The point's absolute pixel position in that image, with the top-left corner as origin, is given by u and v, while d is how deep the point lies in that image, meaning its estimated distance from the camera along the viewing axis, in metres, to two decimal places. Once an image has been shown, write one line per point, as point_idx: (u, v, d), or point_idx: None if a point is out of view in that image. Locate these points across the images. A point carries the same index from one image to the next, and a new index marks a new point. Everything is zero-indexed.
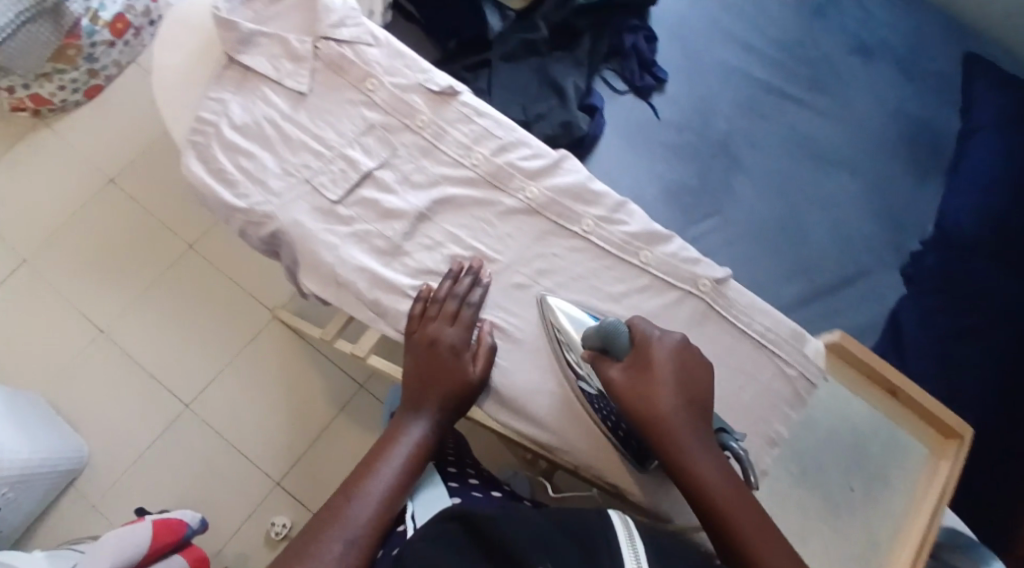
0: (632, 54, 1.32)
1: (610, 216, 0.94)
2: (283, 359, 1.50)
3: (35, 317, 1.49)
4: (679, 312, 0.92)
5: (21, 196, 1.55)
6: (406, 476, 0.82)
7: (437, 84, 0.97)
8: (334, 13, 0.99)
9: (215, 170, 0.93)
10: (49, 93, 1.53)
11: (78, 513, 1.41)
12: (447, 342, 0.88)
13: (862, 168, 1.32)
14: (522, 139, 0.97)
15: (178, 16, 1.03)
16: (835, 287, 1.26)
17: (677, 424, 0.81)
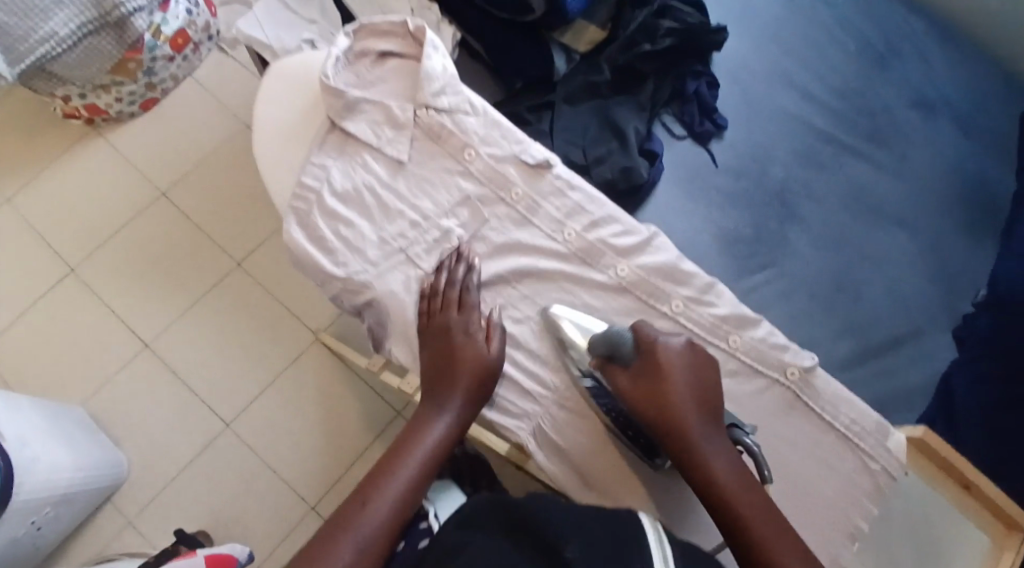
0: (693, 99, 1.31)
1: (700, 297, 0.91)
2: (323, 385, 1.48)
3: (81, 327, 1.51)
4: (765, 400, 0.88)
5: (78, 209, 1.59)
6: (423, 471, 0.84)
7: (533, 156, 0.97)
8: (436, 80, 0.99)
9: (315, 238, 0.96)
10: (105, 104, 1.58)
11: (113, 527, 1.40)
12: (457, 328, 0.89)
13: (919, 224, 1.28)
14: (616, 214, 0.95)
15: (280, 74, 1.07)
16: (888, 346, 1.23)
17: (691, 426, 0.82)
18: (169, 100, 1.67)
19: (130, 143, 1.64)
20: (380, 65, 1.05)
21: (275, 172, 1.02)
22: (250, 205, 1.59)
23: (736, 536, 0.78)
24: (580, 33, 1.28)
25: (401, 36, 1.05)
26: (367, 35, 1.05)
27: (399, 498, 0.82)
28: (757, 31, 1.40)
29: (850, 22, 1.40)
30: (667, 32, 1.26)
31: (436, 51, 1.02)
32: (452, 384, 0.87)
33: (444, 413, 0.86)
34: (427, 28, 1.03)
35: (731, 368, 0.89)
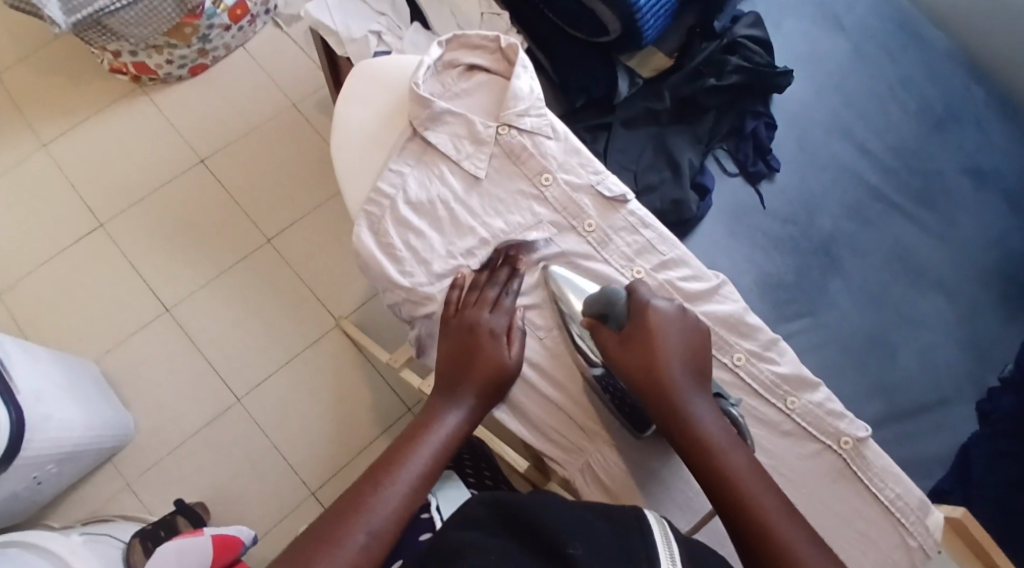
0: (750, 138, 1.30)
1: (762, 352, 0.93)
2: (339, 372, 1.47)
3: (103, 282, 1.50)
4: (815, 464, 0.90)
5: (116, 165, 1.59)
6: (438, 459, 0.83)
7: (610, 189, 0.98)
8: (522, 101, 1.00)
9: (384, 245, 0.96)
10: (155, 64, 1.59)
11: (111, 488, 1.39)
12: (486, 326, 0.89)
13: (956, 289, 1.25)
14: (685, 257, 0.96)
15: (369, 70, 1.07)
16: (914, 409, 1.19)
17: (676, 384, 0.82)
18: (219, 67, 1.67)
19: (173, 104, 1.64)
20: (466, 78, 1.06)
21: (344, 162, 1.03)
22: (288, 182, 1.58)
23: (716, 495, 0.77)
24: (646, 60, 1.31)
25: (490, 52, 1.05)
26: (457, 46, 1.05)
27: (410, 485, 0.80)
28: (820, 77, 1.40)
29: (913, 77, 1.39)
30: (734, 69, 1.28)
31: (526, 71, 1.02)
32: (471, 377, 0.87)
33: (458, 407, 0.86)
34: (520, 48, 1.03)
35: (785, 429, 0.91)
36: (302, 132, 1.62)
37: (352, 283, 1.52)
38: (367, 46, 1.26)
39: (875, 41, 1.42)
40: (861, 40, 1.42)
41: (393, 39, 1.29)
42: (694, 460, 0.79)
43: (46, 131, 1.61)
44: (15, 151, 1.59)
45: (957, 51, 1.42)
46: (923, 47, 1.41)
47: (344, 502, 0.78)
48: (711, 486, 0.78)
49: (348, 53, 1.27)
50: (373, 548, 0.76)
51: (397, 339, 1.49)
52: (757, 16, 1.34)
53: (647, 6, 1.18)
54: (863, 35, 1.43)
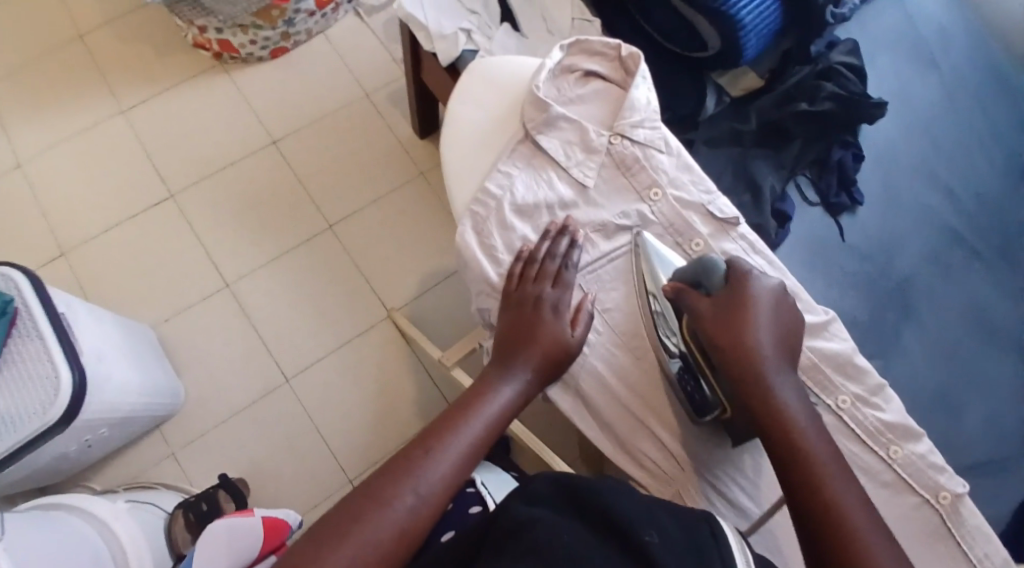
0: (835, 169, 1.25)
1: (868, 397, 0.92)
2: (393, 366, 1.46)
3: (167, 251, 1.51)
4: (914, 518, 0.89)
5: (191, 136, 1.60)
6: (491, 430, 0.81)
7: (722, 211, 0.96)
8: (638, 111, 0.99)
9: (485, 245, 0.94)
10: (239, 43, 1.59)
11: (156, 453, 1.39)
12: (547, 300, 0.88)
13: None
14: (795, 289, 0.95)
15: (492, 65, 1.08)
16: (982, 466, 1.11)
17: (768, 359, 0.79)
18: (298, 52, 1.67)
19: (251, 82, 1.64)
20: (583, 84, 1.05)
21: (451, 157, 1.02)
22: (356, 170, 1.58)
23: (791, 476, 0.75)
24: (737, 79, 1.32)
25: (610, 60, 1.04)
26: (577, 52, 1.04)
27: (463, 452, 0.78)
28: (914, 115, 1.34)
29: (1005, 129, 1.34)
30: (829, 96, 1.25)
31: (644, 81, 1.01)
32: (528, 350, 0.85)
33: (514, 380, 0.84)
34: (641, 58, 1.02)
35: (884, 479, 0.90)
36: (374, 124, 1.62)
37: (412, 277, 1.52)
38: (456, 43, 1.25)
39: (969, 88, 1.37)
40: (955, 85, 1.37)
41: (482, 39, 1.27)
42: (774, 437, 0.77)
43: (126, 97, 1.62)
44: (94, 113, 1.61)
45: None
46: (1013, 98, 1.38)
47: (396, 460, 0.77)
48: (788, 465, 0.75)
49: (436, 49, 1.26)
50: (421, 509, 0.74)
51: (448, 339, 1.48)
52: (855, 45, 1.31)
53: (751, 24, 1.18)
54: (958, 83, 1.37)
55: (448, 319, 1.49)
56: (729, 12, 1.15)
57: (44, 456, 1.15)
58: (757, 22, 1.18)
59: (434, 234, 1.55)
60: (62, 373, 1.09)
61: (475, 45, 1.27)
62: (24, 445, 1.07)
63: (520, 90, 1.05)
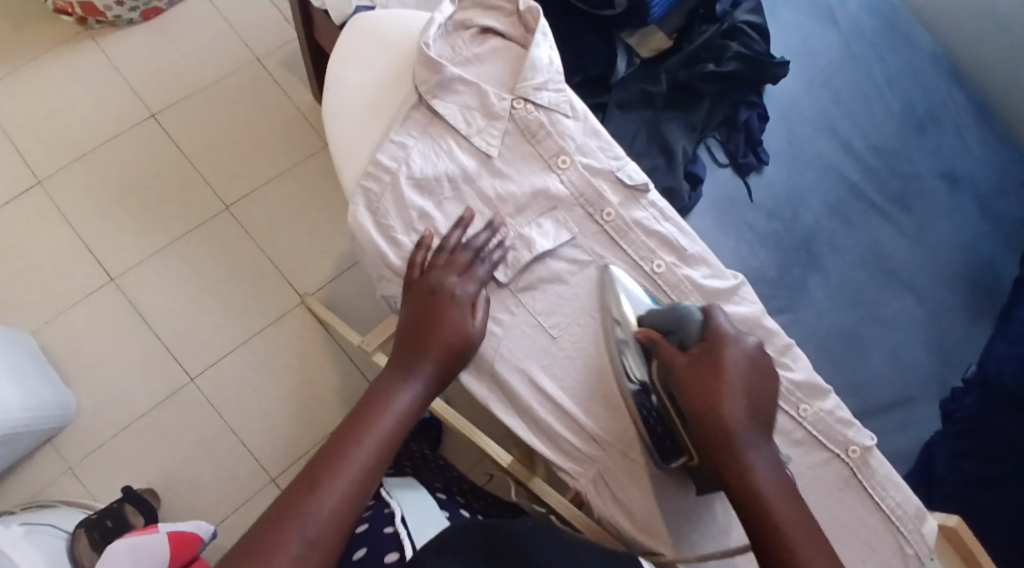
0: (741, 130, 1.24)
1: (777, 358, 0.90)
2: (301, 351, 1.39)
3: (43, 247, 1.38)
4: (823, 473, 0.89)
5: (59, 118, 1.46)
6: (384, 449, 0.78)
7: (630, 178, 0.92)
8: (540, 73, 0.93)
9: (382, 225, 0.89)
10: (104, 5, 1.46)
11: (49, 472, 1.28)
12: (450, 292, 0.84)
13: (927, 291, 1.20)
14: (705, 254, 0.93)
15: (373, 22, 1.00)
16: (888, 407, 1.14)
17: (741, 426, 0.76)
18: (174, 13, 1.56)
19: (123, 52, 1.51)
20: (479, 42, 0.98)
21: (336, 131, 0.95)
22: (250, 144, 1.49)
23: (765, 547, 0.73)
24: (646, 39, 1.26)
25: (508, 14, 0.99)
26: (471, 8, 0.99)
27: (355, 479, 0.76)
28: (814, 68, 1.32)
29: (898, 78, 1.34)
30: (734, 57, 1.22)
31: (545, 40, 0.95)
32: (428, 349, 0.82)
33: (413, 384, 0.82)
34: (540, 14, 0.96)
35: (796, 438, 0.89)
36: (267, 91, 1.52)
37: (317, 256, 1.44)
38: None
39: (868, 37, 1.36)
40: (852, 36, 1.36)
41: None
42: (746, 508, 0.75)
43: None
44: None
45: (937, 51, 1.40)
46: (904, 44, 1.38)
47: (286, 500, 0.74)
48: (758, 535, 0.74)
49: (326, 4, 1.17)
50: (309, 558, 0.71)
51: (365, 318, 1.42)
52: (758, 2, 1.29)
53: None
54: (855, 35, 1.36)
55: (362, 298, 1.43)
56: None
57: None
58: None
59: (336, 210, 1.47)
60: None
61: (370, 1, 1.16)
62: None
63: (410, 49, 0.98)
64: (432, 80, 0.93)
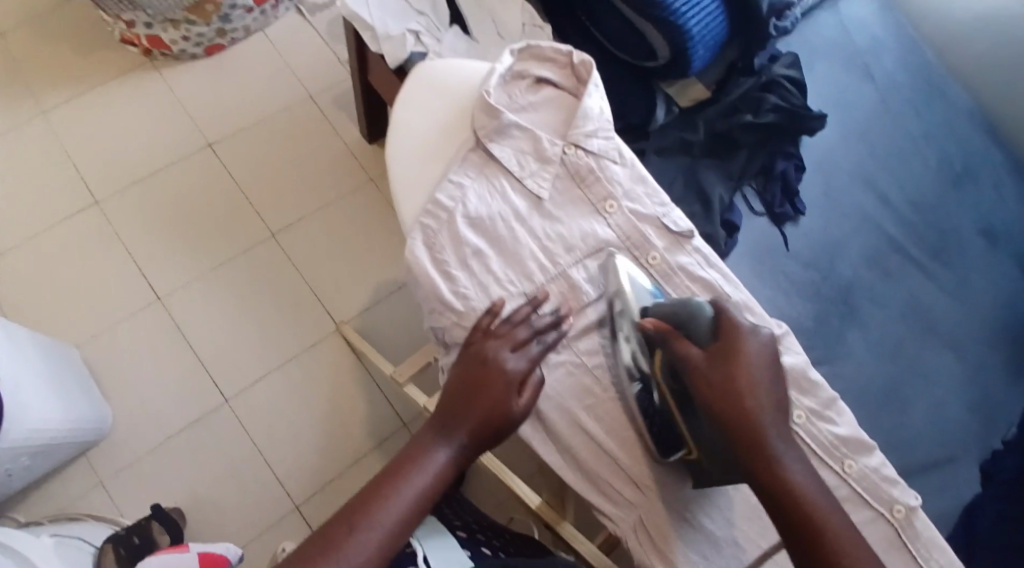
0: (779, 179, 1.24)
1: (821, 411, 0.91)
2: (335, 379, 1.41)
3: (94, 264, 1.43)
4: (867, 532, 0.88)
5: (118, 142, 1.52)
6: (416, 507, 0.79)
7: (676, 224, 0.94)
8: (591, 121, 0.96)
9: (437, 260, 0.90)
10: (170, 39, 1.53)
11: (83, 483, 1.31)
12: (504, 365, 0.83)
13: (966, 349, 1.19)
14: (750, 301, 0.92)
15: (430, 73, 1.04)
16: (924, 465, 1.12)
17: (769, 426, 0.75)
18: (235, 50, 1.61)
19: (184, 83, 1.57)
20: (534, 91, 1.01)
21: (396, 169, 0.97)
22: (298, 176, 1.53)
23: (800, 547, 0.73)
24: (685, 90, 1.29)
25: (562, 66, 1.02)
26: (528, 58, 1.02)
27: (384, 534, 0.77)
28: (852, 122, 1.33)
29: (938, 132, 1.35)
30: (773, 108, 1.24)
31: (597, 90, 0.98)
32: (469, 415, 0.83)
33: (450, 448, 0.83)
34: (594, 66, 1.00)
35: (840, 494, 0.89)
36: (318, 126, 1.57)
37: (356, 286, 1.47)
38: (404, 45, 1.21)
39: (906, 93, 1.37)
40: (889, 91, 1.37)
41: (431, 42, 1.23)
42: (785, 506, 0.73)
43: (47, 99, 1.53)
44: (14, 116, 1.51)
45: (978, 109, 1.40)
46: (942, 100, 1.38)
47: (316, 543, 0.75)
48: (797, 534, 0.73)
49: (381, 50, 1.21)
50: None
51: (398, 350, 1.44)
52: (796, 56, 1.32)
53: (699, 34, 1.15)
54: (891, 89, 1.37)
55: (397, 328, 1.45)
56: (675, 18, 1.12)
57: None
58: (704, 32, 1.16)
59: (376, 243, 1.50)
60: None
61: (424, 47, 1.22)
62: None
63: (468, 97, 1.02)
64: (486, 123, 0.96)
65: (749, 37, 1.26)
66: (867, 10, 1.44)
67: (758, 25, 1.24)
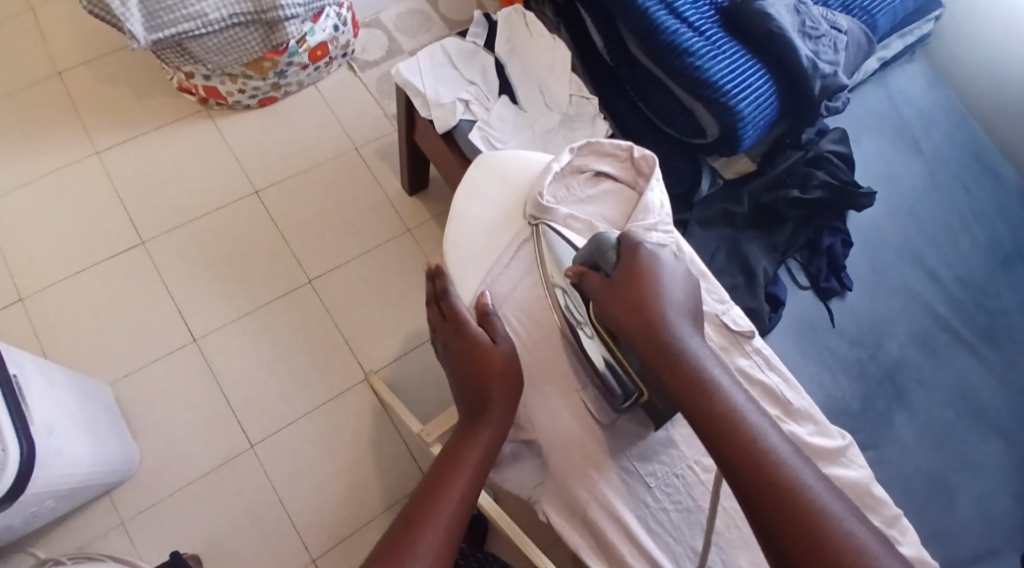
0: (825, 254, 1.22)
1: (886, 530, 0.91)
2: (360, 428, 1.39)
3: (134, 304, 1.44)
4: None
5: (167, 185, 1.54)
6: (473, 481, 0.84)
7: (736, 323, 0.96)
8: (651, 215, 0.97)
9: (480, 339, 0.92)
10: (226, 91, 1.56)
11: (105, 523, 1.29)
12: (456, 337, 0.93)
13: (1015, 439, 1.15)
14: (811, 410, 0.95)
15: (494, 162, 1.06)
16: (971, 560, 1.07)
17: (671, 322, 0.82)
18: (288, 103, 1.64)
19: (236, 131, 1.60)
20: (593, 183, 1.03)
21: (453, 253, 0.99)
22: (338, 225, 1.54)
23: (717, 437, 0.76)
24: (731, 162, 1.25)
25: (622, 160, 1.02)
26: (589, 152, 1.02)
27: (453, 511, 0.81)
28: (900, 200, 1.31)
29: (984, 210, 1.32)
30: (820, 184, 1.22)
31: (658, 184, 1.00)
32: (484, 384, 0.89)
33: (486, 423, 0.88)
34: (655, 161, 1.00)
35: None
36: (361, 177, 1.59)
37: (386, 335, 1.47)
38: (454, 112, 1.23)
39: (954, 170, 1.35)
40: (936, 167, 1.35)
41: (480, 110, 1.24)
42: (690, 399, 0.78)
43: (101, 139, 1.56)
44: (68, 155, 1.54)
45: None
46: (992, 180, 1.36)
47: (391, 536, 0.78)
48: (703, 420, 0.77)
49: (432, 116, 1.23)
50: None
51: (426, 404, 1.43)
52: (844, 133, 1.29)
53: (750, 115, 1.10)
54: (939, 165, 1.35)
55: (427, 377, 1.45)
56: (724, 99, 1.08)
57: None
58: (756, 113, 1.11)
59: (409, 294, 1.50)
60: (10, 446, 0.99)
61: (473, 115, 1.24)
62: None
63: (527, 186, 1.03)
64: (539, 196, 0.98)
65: (800, 115, 1.17)
66: (913, 86, 1.42)
67: (811, 106, 1.15)
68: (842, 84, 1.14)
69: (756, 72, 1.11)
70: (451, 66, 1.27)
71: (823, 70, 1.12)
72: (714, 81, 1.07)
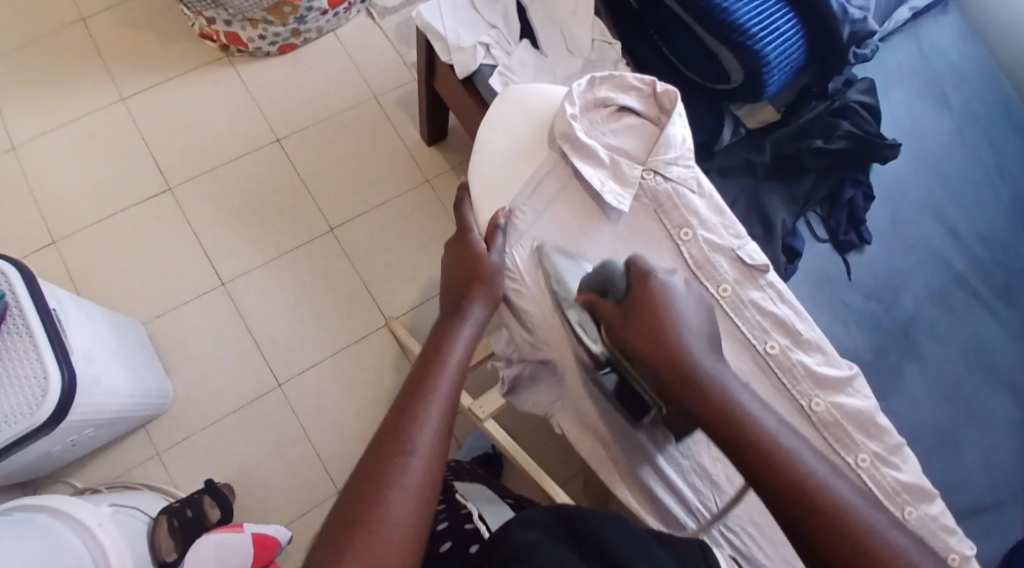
0: (846, 206, 1.23)
1: (887, 457, 0.94)
2: (381, 371, 1.44)
3: (162, 246, 1.48)
4: None
5: (191, 129, 1.57)
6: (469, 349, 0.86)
7: (751, 258, 0.98)
8: (672, 148, 0.99)
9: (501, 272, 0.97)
10: (248, 37, 1.57)
11: (138, 455, 1.35)
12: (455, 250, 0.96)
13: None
14: (821, 341, 0.97)
15: (519, 98, 1.07)
16: (977, 509, 1.10)
17: (694, 354, 0.81)
18: (309, 50, 1.65)
19: (258, 77, 1.62)
20: (616, 119, 1.04)
21: (479, 187, 1.02)
22: (358, 173, 1.57)
23: (760, 470, 0.75)
24: (755, 111, 1.25)
25: (645, 95, 1.03)
26: (612, 87, 1.04)
27: (453, 372, 0.83)
28: (924, 153, 1.31)
29: (1009, 169, 1.33)
30: (845, 134, 1.22)
31: (680, 119, 1.01)
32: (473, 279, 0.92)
33: (475, 304, 0.90)
34: (677, 96, 1.01)
35: None
36: (380, 126, 1.61)
37: (407, 283, 1.50)
38: (474, 56, 1.24)
39: (980, 126, 1.36)
40: (963, 123, 1.35)
41: (500, 54, 1.25)
42: (731, 440, 0.77)
43: (127, 85, 1.59)
44: (96, 99, 1.57)
45: None
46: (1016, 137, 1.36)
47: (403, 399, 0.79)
48: (745, 455, 0.76)
49: (453, 60, 1.24)
50: (429, 438, 0.76)
51: None
52: (872, 83, 1.28)
53: (776, 60, 1.11)
54: (966, 121, 1.35)
55: None
56: (751, 44, 1.09)
57: (27, 457, 1.11)
58: (782, 58, 1.11)
59: (428, 244, 1.53)
60: (51, 374, 1.05)
61: (493, 60, 1.25)
62: (5, 447, 1.03)
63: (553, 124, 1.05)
64: (566, 129, 1.00)
65: (826, 62, 1.18)
66: (941, 36, 1.41)
67: (837, 54, 1.16)
68: (871, 30, 1.17)
69: (785, 16, 1.11)
70: (472, 9, 1.27)
71: (853, 16, 1.15)
72: (741, 24, 1.08)
